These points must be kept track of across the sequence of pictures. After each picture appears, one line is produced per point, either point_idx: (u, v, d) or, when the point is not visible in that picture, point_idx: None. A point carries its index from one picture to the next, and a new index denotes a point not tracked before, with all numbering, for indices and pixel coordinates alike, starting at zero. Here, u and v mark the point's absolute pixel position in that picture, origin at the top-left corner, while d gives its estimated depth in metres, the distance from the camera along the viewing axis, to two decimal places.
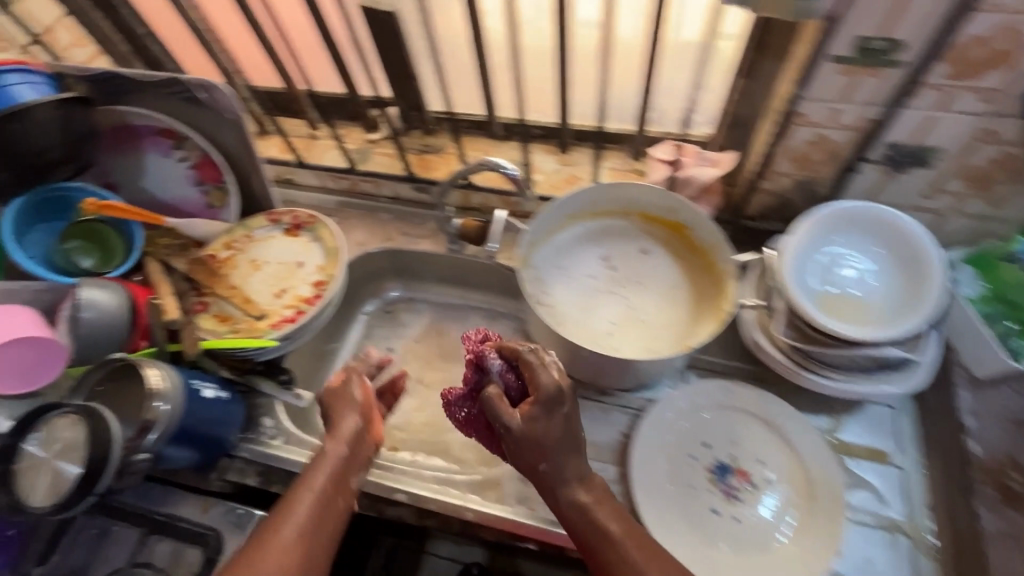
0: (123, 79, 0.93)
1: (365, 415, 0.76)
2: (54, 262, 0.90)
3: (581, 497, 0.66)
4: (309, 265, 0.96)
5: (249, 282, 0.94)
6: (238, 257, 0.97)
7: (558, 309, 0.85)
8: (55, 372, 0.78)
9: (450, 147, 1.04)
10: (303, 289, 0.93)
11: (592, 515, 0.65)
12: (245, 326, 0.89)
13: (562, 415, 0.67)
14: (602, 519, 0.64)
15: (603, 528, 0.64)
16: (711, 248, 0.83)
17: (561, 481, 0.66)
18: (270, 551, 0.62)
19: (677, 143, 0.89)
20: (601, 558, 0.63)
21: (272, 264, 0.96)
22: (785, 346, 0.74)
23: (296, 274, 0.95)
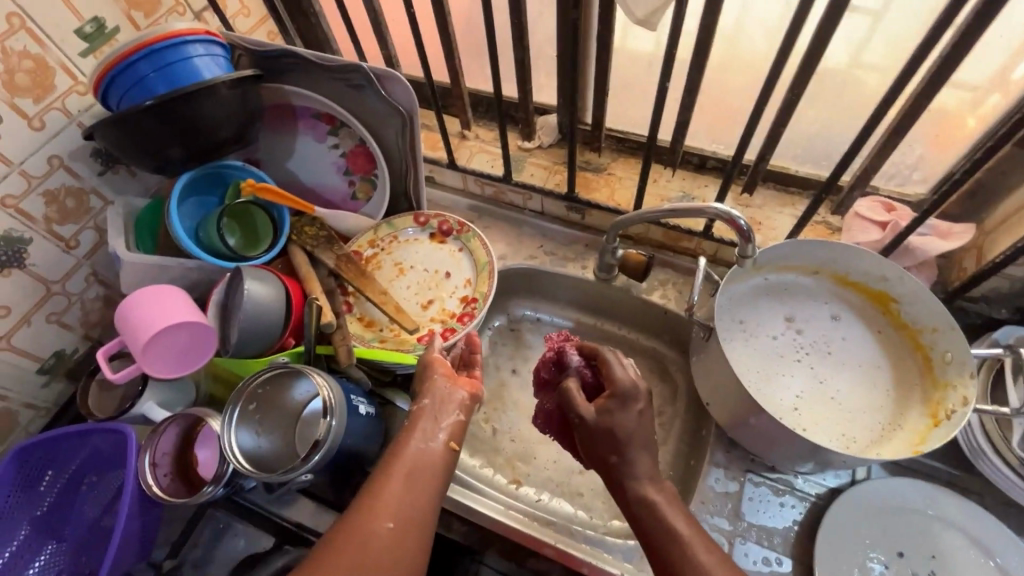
0: (290, 59, 0.87)
1: (455, 398, 0.66)
2: (202, 238, 0.87)
3: (650, 495, 0.60)
4: (456, 278, 0.93)
5: (395, 287, 0.93)
6: (382, 257, 0.96)
7: (740, 372, 0.75)
8: (203, 359, 0.77)
9: (611, 168, 0.97)
10: (449, 302, 0.91)
11: (667, 520, 0.58)
12: (390, 335, 0.88)
13: (639, 410, 0.63)
14: (673, 523, 0.57)
15: (672, 530, 0.57)
16: (928, 331, 0.73)
17: (638, 477, 0.61)
18: (356, 550, 0.52)
19: (886, 200, 0.78)
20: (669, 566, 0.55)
21: (418, 271, 0.94)
22: (1016, 462, 0.65)
23: (442, 286, 0.92)
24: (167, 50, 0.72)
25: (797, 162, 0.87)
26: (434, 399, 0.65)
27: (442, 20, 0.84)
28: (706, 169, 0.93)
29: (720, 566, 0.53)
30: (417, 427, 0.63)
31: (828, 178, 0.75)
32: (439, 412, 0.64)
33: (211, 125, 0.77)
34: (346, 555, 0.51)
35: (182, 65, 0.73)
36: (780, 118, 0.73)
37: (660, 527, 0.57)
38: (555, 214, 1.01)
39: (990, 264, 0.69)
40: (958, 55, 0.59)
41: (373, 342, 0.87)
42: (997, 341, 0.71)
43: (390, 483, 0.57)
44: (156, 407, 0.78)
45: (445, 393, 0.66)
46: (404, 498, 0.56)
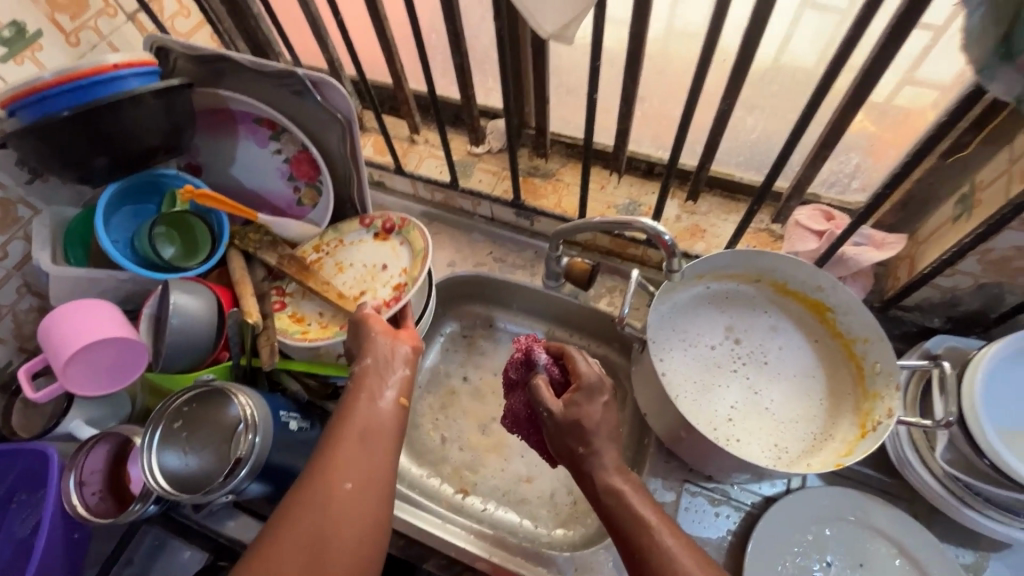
0: (225, 63, 0.84)
1: (394, 355, 0.64)
2: (138, 249, 0.85)
3: (616, 484, 0.59)
4: (393, 268, 0.89)
5: (330, 284, 0.89)
6: (320, 255, 0.93)
7: (674, 384, 0.75)
8: (133, 375, 0.75)
9: (559, 175, 0.96)
10: (382, 294, 0.86)
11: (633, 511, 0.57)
12: (317, 329, 0.84)
13: (604, 403, 0.63)
14: (642, 512, 0.57)
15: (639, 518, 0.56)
16: (860, 341, 0.73)
17: (605, 470, 0.60)
18: (318, 513, 0.52)
19: (826, 208, 0.78)
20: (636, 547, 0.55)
21: (356, 266, 0.90)
22: (941, 472, 0.65)
23: (378, 279, 0.89)
24: (100, 86, 0.70)
25: (741, 168, 0.87)
26: (371, 364, 0.63)
27: (380, 25, 0.82)
28: (654, 175, 0.93)
29: (683, 549, 0.54)
30: (360, 391, 0.60)
31: (764, 187, 0.74)
32: (379, 370, 0.62)
33: (139, 135, 0.75)
34: (306, 522, 0.51)
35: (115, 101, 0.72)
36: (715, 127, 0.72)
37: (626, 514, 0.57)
38: (504, 220, 1.00)
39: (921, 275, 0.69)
40: (878, 68, 0.59)
41: (298, 336, 0.82)
42: (928, 351, 0.71)
43: (341, 446, 0.56)
44: (84, 426, 0.76)
45: (377, 353, 0.63)
46: (359, 459, 0.55)
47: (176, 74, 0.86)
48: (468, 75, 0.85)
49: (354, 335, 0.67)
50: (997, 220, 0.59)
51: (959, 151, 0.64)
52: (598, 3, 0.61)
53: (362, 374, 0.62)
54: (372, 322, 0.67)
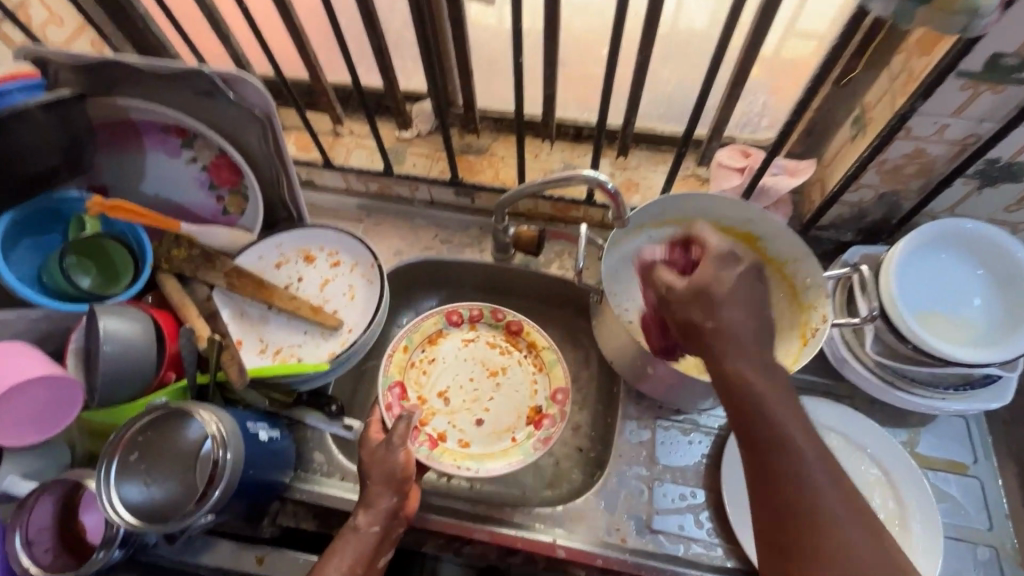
0: (116, 68, 0.76)
1: (397, 516, 0.68)
2: (49, 283, 0.78)
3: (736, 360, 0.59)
4: (489, 415, 0.85)
5: (480, 344, 0.90)
6: (512, 357, 0.89)
7: (633, 326, 0.79)
8: (67, 419, 0.68)
9: (493, 150, 0.97)
10: (436, 422, 0.84)
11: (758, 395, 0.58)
12: (415, 368, 0.87)
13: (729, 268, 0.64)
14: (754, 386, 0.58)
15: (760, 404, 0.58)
16: (789, 263, 0.80)
17: (728, 348, 0.59)
18: None
19: (742, 146, 0.85)
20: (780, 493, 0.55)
21: (492, 387, 0.87)
22: (872, 363, 0.74)
23: (468, 414, 0.85)
24: None
25: (662, 121, 0.92)
26: (381, 515, 0.66)
27: (286, 11, 0.78)
28: (583, 139, 0.96)
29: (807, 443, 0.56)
30: (359, 544, 0.65)
31: (687, 132, 0.79)
32: (382, 528, 0.66)
33: (29, 153, 0.69)
34: None
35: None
36: (635, 80, 0.76)
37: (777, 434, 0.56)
38: (445, 202, 0.99)
39: (832, 193, 0.77)
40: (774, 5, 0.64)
41: (401, 351, 0.86)
42: (847, 261, 0.79)
43: None
44: (21, 480, 0.68)
45: (391, 509, 0.67)
46: None
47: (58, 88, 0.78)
48: (387, 58, 0.83)
49: (377, 468, 0.68)
50: (888, 131, 0.66)
51: (848, 77, 0.71)
52: None
53: (367, 535, 0.65)
54: (400, 474, 0.68)
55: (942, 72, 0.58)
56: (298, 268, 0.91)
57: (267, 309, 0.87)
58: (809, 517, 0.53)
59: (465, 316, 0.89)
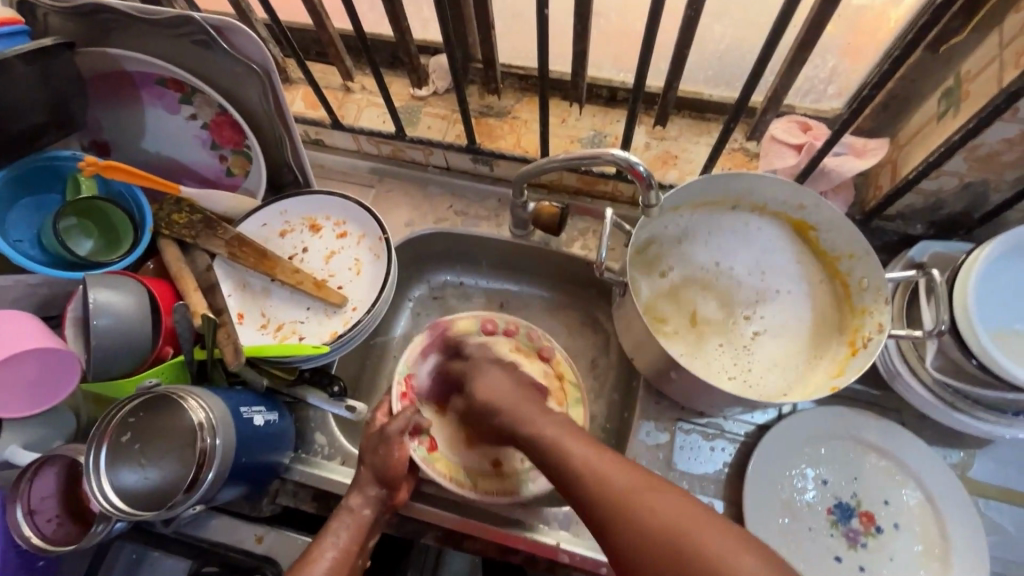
0: (108, 13, 0.70)
1: (388, 506, 0.67)
2: (47, 247, 0.75)
3: (547, 435, 0.59)
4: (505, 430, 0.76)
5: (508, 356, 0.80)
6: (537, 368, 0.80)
7: (662, 322, 0.72)
8: (64, 391, 0.67)
9: (515, 113, 0.87)
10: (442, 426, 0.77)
11: (572, 459, 0.55)
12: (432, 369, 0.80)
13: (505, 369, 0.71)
14: (575, 461, 0.55)
15: (591, 467, 0.54)
16: (845, 258, 0.70)
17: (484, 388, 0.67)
18: None
19: (802, 118, 0.73)
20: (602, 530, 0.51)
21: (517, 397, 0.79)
22: (931, 381, 0.65)
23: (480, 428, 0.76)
24: None
25: (710, 84, 0.80)
26: (374, 500, 0.65)
27: None
28: (617, 103, 0.85)
29: (562, 434, 0.58)
30: (350, 529, 0.64)
31: (738, 102, 0.68)
32: (373, 513, 0.65)
33: (14, 109, 0.64)
34: None
35: None
36: (682, 38, 0.65)
37: (557, 460, 0.56)
38: (461, 168, 0.91)
39: (906, 181, 0.66)
40: None
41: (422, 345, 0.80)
42: (912, 259, 0.69)
43: None
44: (22, 450, 0.67)
45: (381, 498, 0.66)
46: None
47: (50, 33, 0.72)
48: (397, 5, 0.73)
49: (371, 459, 0.66)
50: (992, 110, 0.54)
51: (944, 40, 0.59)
52: None
53: (359, 518, 0.64)
54: (391, 466, 0.66)
55: None
56: (303, 237, 0.85)
57: (269, 282, 0.83)
58: (611, 523, 0.50)
59: (500, 326, 0.83)
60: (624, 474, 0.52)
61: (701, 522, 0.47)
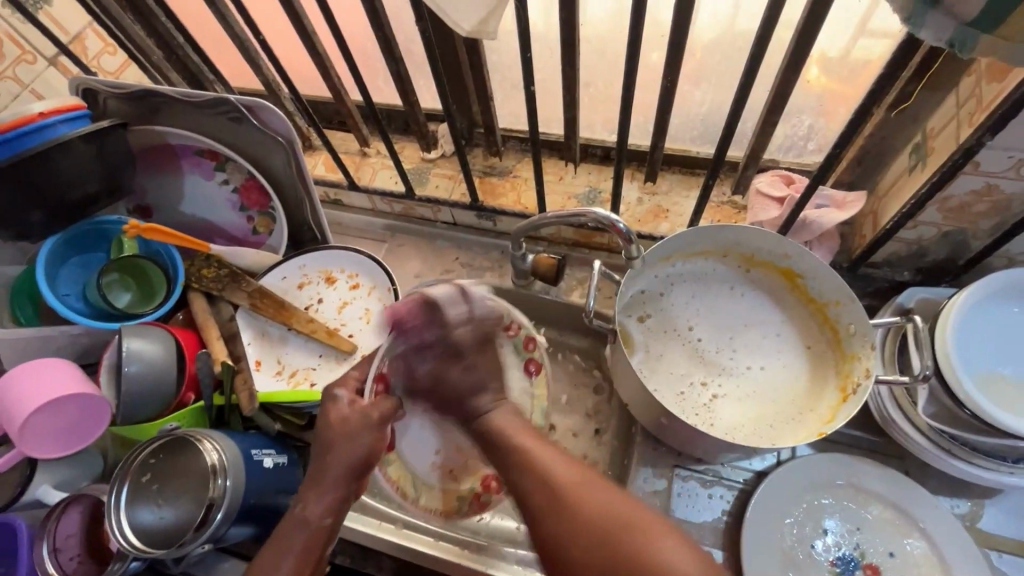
0: (161, 97, 0.81)
1: (350, 501, 0.61)
2: (91, 301, 0.83)
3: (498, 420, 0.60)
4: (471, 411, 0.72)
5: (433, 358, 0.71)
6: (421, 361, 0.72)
7: (651, 369, 0.74)
8: (92, 435, 0.72)
9: (516, 173, 0.94)
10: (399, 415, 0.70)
11: (502, 430, 0.59)
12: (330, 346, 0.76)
13: (467, 364, 0.63)
14: (510, 435, 0.58)
15: (521, 447, 0.56)
16: (833, 304, 0.72)
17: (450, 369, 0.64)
18: None
19: (784, 172, 0.77)
20: (539, 506, 0.51)
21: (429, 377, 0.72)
22: (926, 427, 0.65)
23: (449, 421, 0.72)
24: (30, 132, 0.70)
25: (697, 142, 0.85)
26: (334, 506, 0.59)
27: (308, 41, 0.78)
28: (611, 161, 0.91)
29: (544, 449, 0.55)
30: (312, 537, 0.58)
31: (717, 160, 0.72)
32: (335, 519, 0.59)
33: (73, 181, 0.74)
34: None
35: (43, 137, 0.71)
36: (663, 105, 0.71)
37: (532, 473, 0.53)
38: (467, 223, 0.97)
39: (886, 230, 0.68)
40: (814, 30, 0.56)
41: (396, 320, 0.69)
42: (901, 305, 0.71)
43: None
44: (51, 489, 0.72)
45: (341, 496, 0.59)
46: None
47: (108, 114, 0.83)
48: (407, 82, 0.82)
49: (340, 444, 0.60)
50: (952, 166, 0.58)
51: (904, 102, 0.64)
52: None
53: (319, 529, 0.58)
54: (364, 453, 0.60)
55: (1015, 106, 0.50)
56: (319, 289, 0.92)
57: (286, 330, 0.88)
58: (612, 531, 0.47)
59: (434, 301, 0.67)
60: (568, 470, 0.53)
61: (623, 500, 0.49)
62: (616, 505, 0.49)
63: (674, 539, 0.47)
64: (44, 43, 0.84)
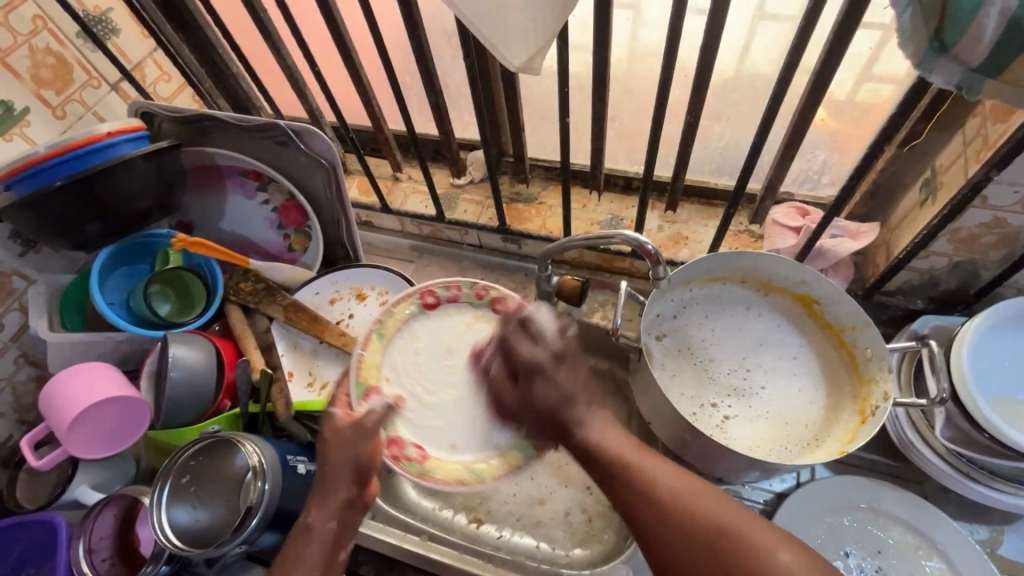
0: (212, 121, 0.86)
1: (359, 505, 0.62)
2: (134, 309, 0.87)
3: (605, 445, 0.56)
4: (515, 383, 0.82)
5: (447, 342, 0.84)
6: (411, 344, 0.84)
7: (671, 389, 0.76)
8: (133, 437, 0.76)
9: (541, 200, 0.98)
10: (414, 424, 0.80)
11: (607, 449, 0.56)
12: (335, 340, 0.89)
13: (556, 361, 0.62)
14: (606, 446, 0.56)
15: (618, 458, 0.55)
16: (849, 329, 0.75)
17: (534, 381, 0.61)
18: None
19: (800, 205, 0.81)
20: (644, 516, 0.51)
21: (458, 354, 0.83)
22: (943, 450, 0.67)
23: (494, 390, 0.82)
24: (93, 151, 0.73)
25: (716, 175, 0.90)
26: (339, 510, 0.60)
27: (356, 75, 0.84)
28: (632, 190, 0.95)
29: (608, 431, 0.57)
30: (320, 541, 0.59)
31: (737, 191, 0.77)
32: (340, 521, 0.59)
33: (129, 196, 0.79)
34: None
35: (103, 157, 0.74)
36: (686, 138, 0.75)
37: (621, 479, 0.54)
38: (492, 246, 1.01)
39: (899, 258, 0.72)
40: (830, 71, 0.61)
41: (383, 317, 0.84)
42: (915, 332, 0.73)
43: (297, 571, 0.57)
44: (90, 490, 0.75)
45: (348, 500, 0.60)
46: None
47: (162, 136, 0.89)
48: (445, 113, 0.88)
49: (337, 450, 0.62)
50: (962, 200, 0.62)
51: (914, 140, 0.68)
52: (559, 35, 0.64)
53: (324, 532, 0.59)
54: (360, 454, 0.61)
55: (1020, 144, 0.54)
56: (350, 305, 0.95)
57: (318, 344, 0.92)
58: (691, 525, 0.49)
59: (442, 296, 0.86)
60: (659, 468, 0.53)
61: (728, 508, 0.49)
62: (708, 505, 0.49)
63: (787, 547, 0.46)
64: (109, 71, 0.90)
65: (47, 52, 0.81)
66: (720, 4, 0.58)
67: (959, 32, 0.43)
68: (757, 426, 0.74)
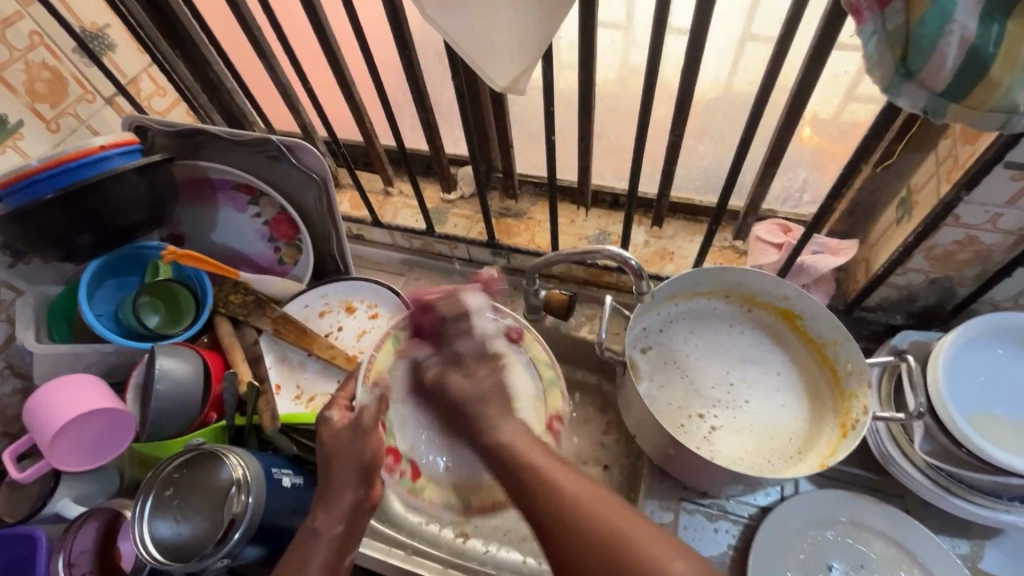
0: (205, 135, 0.87)
1: (364, 507, 0.62)
2: (122, 321, 0.87)
3: (502, 438, 0.57)
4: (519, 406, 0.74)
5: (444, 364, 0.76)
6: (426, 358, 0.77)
7: (656, 402, 0.77)
8: (117, 450, 0.75)
9: (530, 215, 1.00)
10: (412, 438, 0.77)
11: (510, 445, 0.56)
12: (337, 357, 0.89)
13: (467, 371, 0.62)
14: (518, 449, 0.56)
15: (524, 454, 0.55)
16: (830, 344, 0.76)
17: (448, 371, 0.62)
18: None
19: (782, 222, 0.83)
20: (538, 508, 0.52)
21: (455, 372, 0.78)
22: (923, 464, 0.68)
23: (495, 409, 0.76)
24: (85, 164, 0.74)
25: (701, 192, 0.92)
26: (346, 512, 0.60)
27: (348, 92, 0.85)
28: (619, 207, 0.97)
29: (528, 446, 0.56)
30: (326, 546, 0.59)
31: (719, 208, 0.78)
32: (346, 526, 0.60)
33: (120, 209, 0.79)
34: None
35: (95, 170, 0.75)
36: (670, 156, 0.77)
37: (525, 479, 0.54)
38: (482, 259, 1.03)
39: (878, 274, 0.73)
40: (805, 93, 0.64)
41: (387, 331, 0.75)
42: (895, 347, 0.75)
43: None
44: (72, 503, 0.75)
45: (354, 502, 0.60)
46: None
47: (155, 150, 0.90)
48: (434, 130, 0.89)
49: (340, 454, 0.61)
50: (935, 218, 0.64)
51: (889, 160, 0.70)
52: (545, 56, 0.66)
53: (331, 535, 0.59)
54: (366, 454, 0.61)
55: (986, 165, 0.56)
56: (339, 318, 0.96)
57: (306, 356, 0.92)
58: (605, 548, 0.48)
59: None
60: (564, 474, 0.53)
61: (605, 503, 0.51)
62: (606, 513, 0.50)
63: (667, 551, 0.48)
64: (104, 85, 0.91)
65: (43, 67, 0.83)
66: (698, 28, 0.60)
67: (920, 60, 0.45)
68: (742, 440, 0.75)
